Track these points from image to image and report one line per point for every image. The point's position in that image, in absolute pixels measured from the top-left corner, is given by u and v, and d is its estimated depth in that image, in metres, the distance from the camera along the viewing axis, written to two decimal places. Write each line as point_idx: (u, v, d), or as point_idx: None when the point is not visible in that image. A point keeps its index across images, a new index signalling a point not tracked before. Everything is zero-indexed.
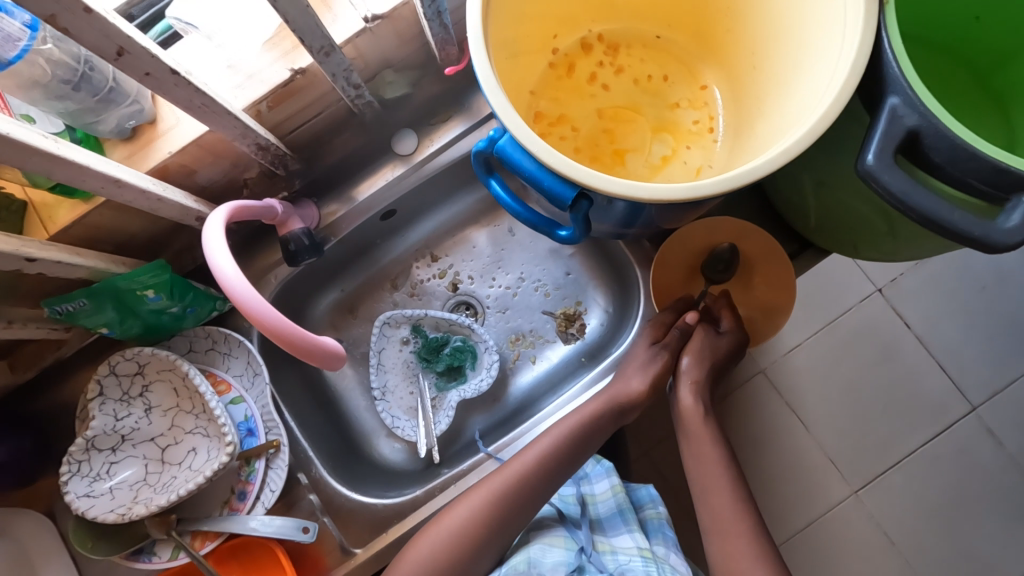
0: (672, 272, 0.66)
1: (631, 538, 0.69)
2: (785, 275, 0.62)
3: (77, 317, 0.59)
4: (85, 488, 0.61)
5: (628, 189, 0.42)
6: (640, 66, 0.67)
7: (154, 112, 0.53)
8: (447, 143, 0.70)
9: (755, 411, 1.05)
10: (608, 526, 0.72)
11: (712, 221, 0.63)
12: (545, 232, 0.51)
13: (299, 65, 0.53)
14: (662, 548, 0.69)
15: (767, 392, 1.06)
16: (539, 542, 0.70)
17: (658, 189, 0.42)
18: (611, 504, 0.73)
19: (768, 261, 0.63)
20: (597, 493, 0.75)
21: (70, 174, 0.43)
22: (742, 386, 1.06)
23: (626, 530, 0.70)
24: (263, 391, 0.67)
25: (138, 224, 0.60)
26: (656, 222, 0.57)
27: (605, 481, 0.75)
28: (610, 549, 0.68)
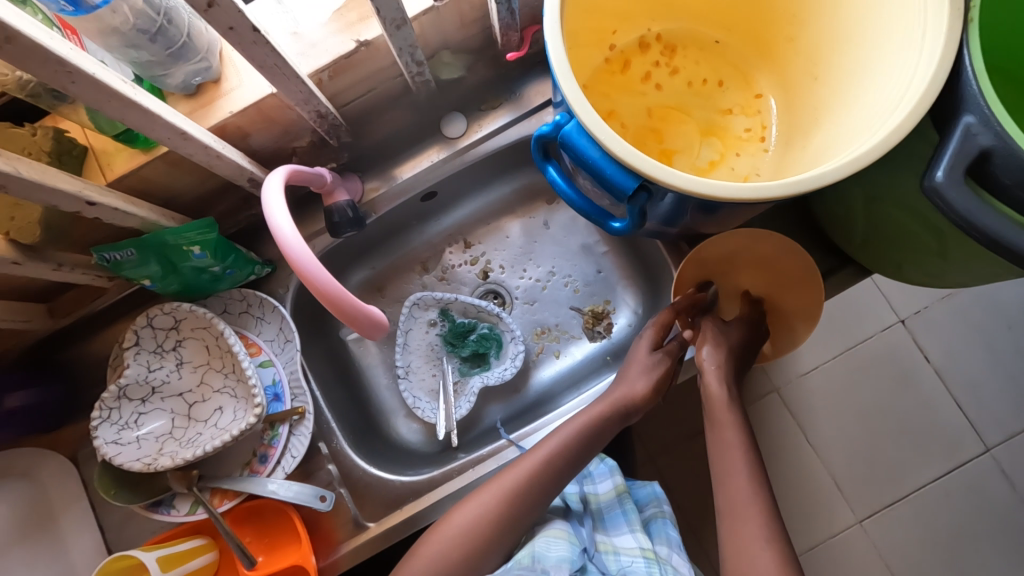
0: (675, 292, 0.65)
1: (633, 538, 0.69)
2: (793, 256, 0.61)
3: (124, 266, 0.60)
4: (114, 435, 0.62)
5: (691, 184, 0.42)
6: (695, 68, 0.67)
7: (219, 71, 0.54)
8: (496, 129, 0.71)
9: (768, 429, 1.04)
10: (611, 526, 0.71)
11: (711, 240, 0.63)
12: (596, 223, 0.51)
13: (365, 37, 0.54)
14: (665, 549, 0.69)
15: (783, 411, 1.05)
16: (544, 534, 0.69)
17: (721, 187, 0.42)
18: (614, 503, 0.72)
19: (769, 253, 0.62)
20: (601, 492, 0.74)
21: (142, 121, 0.44)
22: (758, 402, 1.05)
23: (628, 530, 0.70)
24: (293, 358, 0.68)
25: (190, 180, 0.61)
26: (704, 224, 0.57)
27: (608, 481, 0.74)
28: (612, 549, 0.68)
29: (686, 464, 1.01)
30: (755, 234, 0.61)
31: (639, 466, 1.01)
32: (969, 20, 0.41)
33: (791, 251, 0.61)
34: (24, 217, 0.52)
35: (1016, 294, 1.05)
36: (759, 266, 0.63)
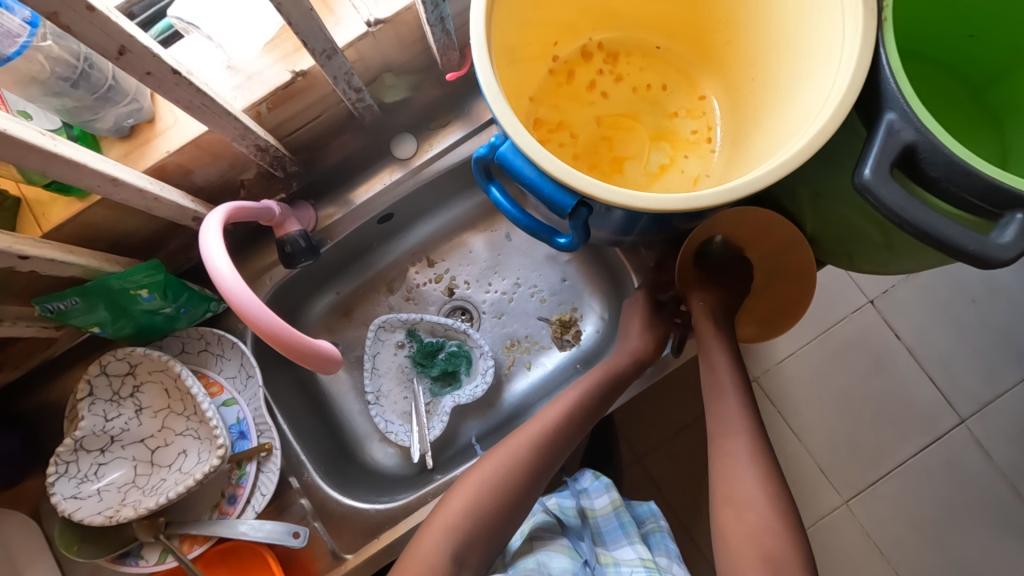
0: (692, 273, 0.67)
1: (633, 550, 0.69)
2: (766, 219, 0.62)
3: (70, 315, 0.58)
4: (73, 489, 0.60)
5: (628, 197, 0.41)
6: (640, 75, 0.68)
7: (153, 111, 0.53)
8: (447, 147, 0.70)
9: None
10: (611, 540, 0.72)
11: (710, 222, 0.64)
12: (544, 238, 0.51)
13: (300, 67, 0.53)
14: (665, 560, 0.69)
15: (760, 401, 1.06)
16: (546, 549, 0.68)
17: (658, 198, 0.42)
18: (612, 520, 0.73)
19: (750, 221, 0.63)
20: (597, 507, 0.75)
21: (67, 171, 0.42)
22: None
23: (627, 543, 0.71)
24: (256, 394, 0.67)
25: (134, 222, 0.59)
26: (652, 228, 0.57)
27: (605, 496, 0.75)
28: (613, 561, 0.68)
29: (671, 462, 1.01)
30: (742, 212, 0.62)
31: (624, 468, 1.01)
32: (885, 19, 0.42)
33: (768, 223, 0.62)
34: None
35: (973, 269, 1.07)
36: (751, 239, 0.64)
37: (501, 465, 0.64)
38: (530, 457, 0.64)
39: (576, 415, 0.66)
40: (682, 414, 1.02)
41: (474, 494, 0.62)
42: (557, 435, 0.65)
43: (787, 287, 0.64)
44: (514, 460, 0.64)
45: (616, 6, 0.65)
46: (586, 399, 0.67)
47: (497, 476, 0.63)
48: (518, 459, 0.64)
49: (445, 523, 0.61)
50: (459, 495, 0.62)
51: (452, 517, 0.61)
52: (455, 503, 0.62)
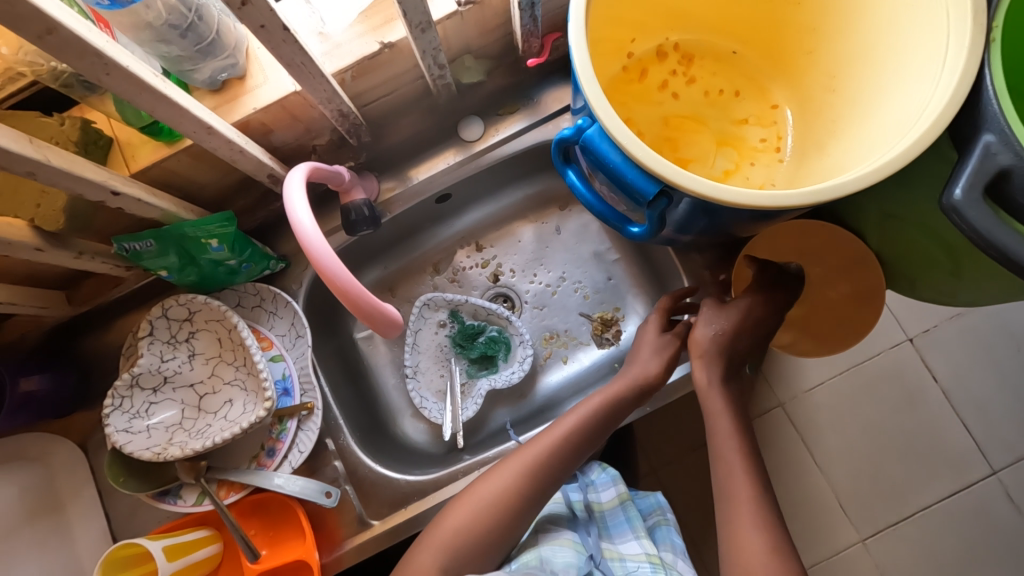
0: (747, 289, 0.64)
1: (638, 544, 0.69)
2: (827, 232, 0.62)
3: (142, 257, 0.60)
4: (125, 423, 0.62)
5: (713, 190, 0.41)
6: (711, 79, 0.68)
7: (245, 68, 0.56)
8: (512, 134, 0.71)
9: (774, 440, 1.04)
10: (616, 533, 0.71)
11: (771, 232, 0.64)
12: (614, 227, 0.51)
13: (389, 39, 0.55)
14: (670, 555, 0.69)
15: (785, 427, 1.04)
16: (550, 542, 0.68)
17: (743, 194, 0.42)
18: (618, 514, 0.73)
19: (813, 234, 0.63)
20: (604, 501, 0.74)
21: (171, 114, 0.44)
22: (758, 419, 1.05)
23: (633, 537, 0.70)
24: (304, 353, 0.69)
25: (210, 174, 0.62)
26: (716, 229, 0.57)
27: (611, 489, 0.75)
28: (617, 556, 0.68)
29: (688, 476, 1.00)
30: (807, 224, 0.63)
31: (640, 477, 1.01)
32: (993, 39, 0.42)
33: (829, 232, 0.62)
34: (50, 205, 0.53)
35: None
36: (820, 253, 0.63)
37: (506, 481, 0.62)
38: (539, 468, 0.63)
39: (600, 414, 0.64)
40: None
41: (480, 507, 0.62)
42: (579, 438, 0.63)
43: (846, 309, 0.62)
44: (517, 480, 0.62)
45: (696, 8, 0.65)
46: (613, 398, 0.64)
47: (502, 488, 0.62)
48: (525, 467, 0.62)
49: (453, 525, 0.62)
50: (470, 500, 0.62)
51: (459, 524, 0.61)
52: (458, 515, 0.62)
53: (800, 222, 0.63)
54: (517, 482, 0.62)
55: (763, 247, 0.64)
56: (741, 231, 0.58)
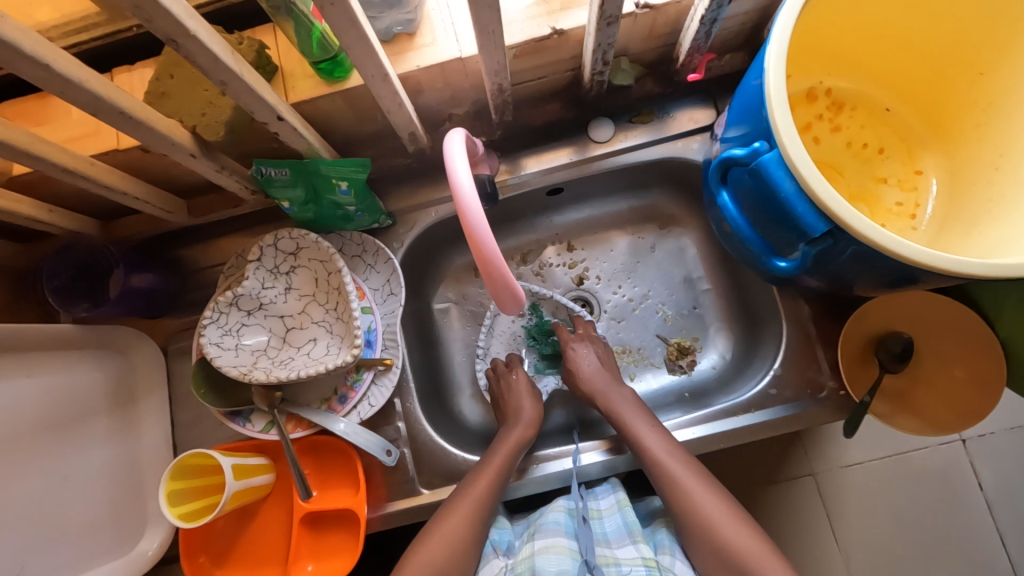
0: (852, 347, 0.63)
1: (634, 548, 0.62)
2: (947, 309, 0.62)
3: (273, 184, 0.61)
4: (218, 337, 0.64)
5: (891, 242, 0.40)
6: (858, 131, 0.66)
7: (417, 26, 0.57)
8: (639, 145, 0.71)
9: (798, 512, 0.99)
10: (613, 538, 0.64)
11: (890, 297, 0.63)
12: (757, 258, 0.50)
13: (562, 25, 0.55)
14: (666, 559, 0.62)
15: (808, 497, 0.99)
16: (543, 545, 0.62)
17: (921, 252, 0.40)
18: (615, 516, 0.66)
19: (931, 310, 0.62)
20: (602, 508, 0.67)
21: (361, 54, 0.46)
22: (786, 481, 0.99)
23: (630, 541, 0.63)
24: (393, 311, 0.70)
25: (353, 119, 0.63)
26: (844, 281, 0.55)
27: (610, 496, 0.68)
28: (612, 561, 0.61)
29: None
30: (930, 298, 0.62)
31: None
32: None
33: (949, 311, 0.62)
34: (213, 116, 0.53)
35: None
36: (933, 330, 0.62)
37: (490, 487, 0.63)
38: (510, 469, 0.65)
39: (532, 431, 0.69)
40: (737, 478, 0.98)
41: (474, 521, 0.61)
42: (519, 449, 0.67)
43: (952, 392, 0.60)
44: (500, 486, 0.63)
45: (865, 58, 0.63)
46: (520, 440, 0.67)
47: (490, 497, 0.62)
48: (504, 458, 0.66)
49: (448, 538, 0.60)
50: (469, 502, 0.62)
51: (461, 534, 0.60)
52: (457, 520, 0.61)
53: (924, 294, 0.62)
54: (496, 481, 0.64)
55: (877, 311, 0.63)
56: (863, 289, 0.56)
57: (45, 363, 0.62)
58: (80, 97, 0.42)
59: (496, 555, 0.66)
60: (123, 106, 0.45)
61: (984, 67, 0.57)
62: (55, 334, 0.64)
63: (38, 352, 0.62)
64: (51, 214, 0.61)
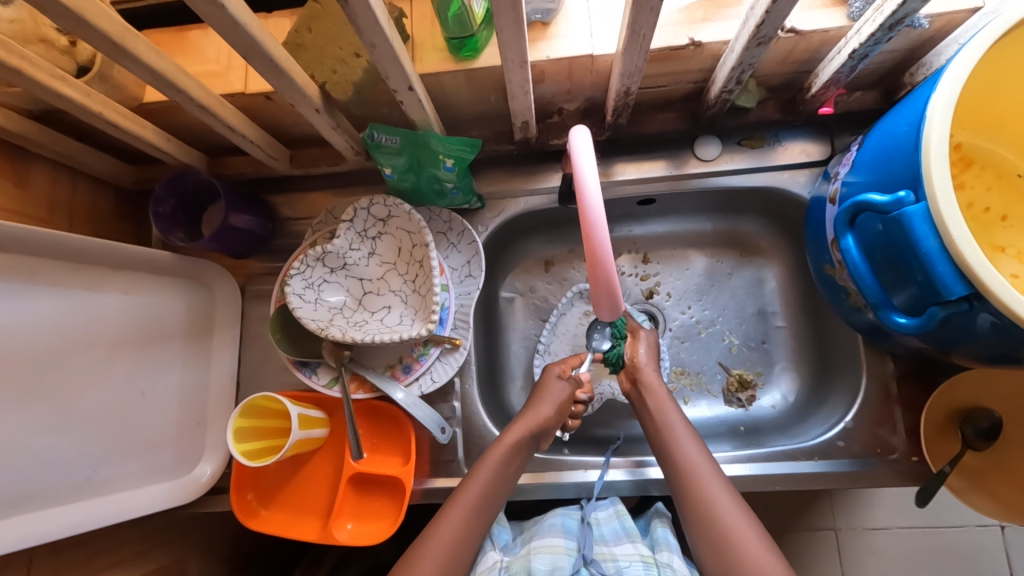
0: (933, 418, 0.61)
1: (632, 546, 0.64)
2: None
3: (380, 150, 0.62)
4: (301, 288, 0.65)
5: None
6: (983, 194, 0.63)
7: (554, 17, 0.56)
8: (742, 169, 0.70)
9: (815, 566, 0.95)
10: (610, 537, 0.65)
11: (991, 371, 0.60)
12: (871, 308, 0.49)
13: (702, 37, 0.54)
14: (665, 554, 0.63)
15: (828, 552, 0.96)
16: (540, 548, 0.63)
17: None
18: (613, 521, 0.67)
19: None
20: (600, 515, 0.68)
21: (511, 38, 0.46)
22: (809, 532, 0.96)
23: (627, 541, 0.65)
24: (468, 293, 0.70)
25: (466, 98, 0.64)
26: (952, 351, 0.53)
27: (608, 507, 0.68)
28: (610, 557, 0.63)
29: None
30: None
31: None
32: None
33: None
34: (343, 75, 0.55)
35: None
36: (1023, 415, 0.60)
37: (485, 480, 0.59)
38: (507, 474, 0.60)
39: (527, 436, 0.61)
40: (761, 519, 0.96)
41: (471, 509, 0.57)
42: (512, 454, 0.60)
43: None
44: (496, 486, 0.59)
45: (1006, 120, 0.60)
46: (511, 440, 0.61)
47: (487, 490, 0.59)
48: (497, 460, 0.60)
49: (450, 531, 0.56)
50: (461, 503, 0.58)
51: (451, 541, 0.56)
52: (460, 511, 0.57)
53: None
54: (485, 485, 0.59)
55: (971, 382, 0.61)
56: (963, 359, 0.54)
57: (139, 284, 0.64)
58: (240, 40, 0.43)
59: (492, 548, 0.67)
60: (272, 54, 0.46)
61: None
62: (152, 257, 0.66)
63: (133, 272, 0.64)
64: (168, 143, 0.63)
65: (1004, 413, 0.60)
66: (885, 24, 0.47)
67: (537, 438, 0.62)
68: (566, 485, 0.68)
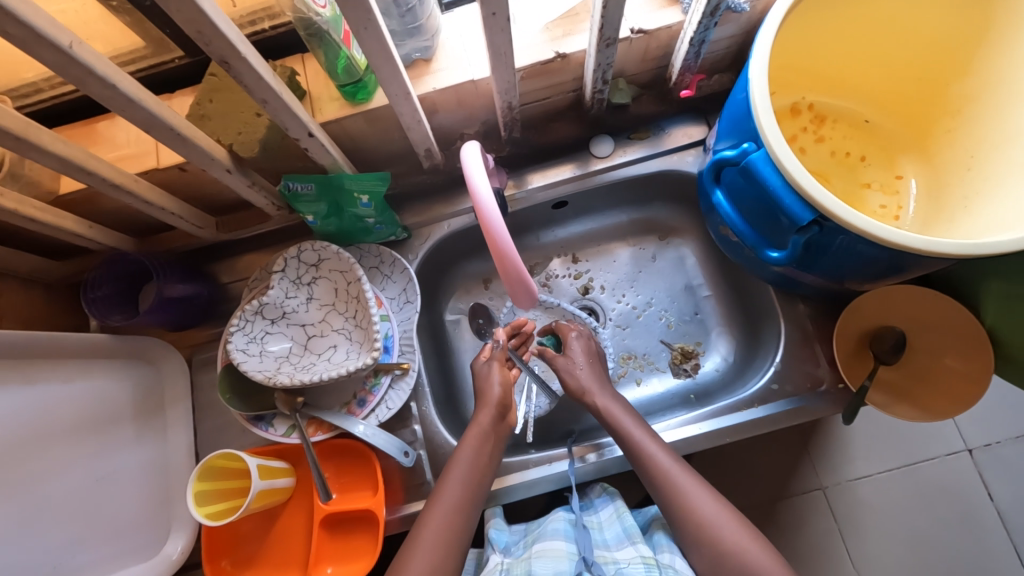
0: (845, 344, 0.66)
1: (634, 548, 0.62)
2: (938, 303, 0.64)
3: (299, 199, 0.66)
4: (244, 343, 0.67)
5: (870, 227, 0.46)
6: (842, 141, 0.71)
7: (434, 53, 0.63)
8: (638, 159, 0.76)
9: (810, 526, 0.97)
10: (612, 542, 0.64)
11: (887, 290, 0.66)
12: (751, 249, 0.56)
13: (566, 49, 0.61)
14: (667, 556, 0.61)
15: (821, 511, 0.98)
16: (541, 553, 0.62)
17: (898, 235, 0.46)
18: (614, 524, 0.67)
19: (921, 302, 0.65)
20: (602, 518, 0.68)
21: (388, 74, 0.51)
22: (797, 495, 0.99)
23: (629, 543, 0.63)
24: (409, 318, 0.73)
25: (373, 139, 0.69)
26: (852, 278, 0.58)
27: (609, 508, 0.69)
28: (611, 559, 0.61)
29: None
30: (920, 291, 0.65)
31: None
32: None
33: (937, 300, 0.65)
34: (249, 135, 0.59)
35: None
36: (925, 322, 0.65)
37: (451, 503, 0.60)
38: (465, 510, 0.60)
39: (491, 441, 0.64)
40: (746, 493, 0.99)
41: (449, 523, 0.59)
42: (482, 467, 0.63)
43: (948, 380, 0.63)
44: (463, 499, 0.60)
45: (846, 72, 0.68)
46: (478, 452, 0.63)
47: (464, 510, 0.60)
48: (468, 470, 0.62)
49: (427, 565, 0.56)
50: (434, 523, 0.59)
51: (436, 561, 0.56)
52: (426, 555, 0.56)
53: (912, 288, 0.65)
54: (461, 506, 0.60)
55: (871, 304, 0.67)
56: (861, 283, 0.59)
57: (80, 372, 0.65)
58: (138, 116, 0.47)
59: (494, 553, 0.67)
60: (173, 125, 0.50)
61: (951, 75, 0.61)
62: (90, 343, 0.67)
63: (73, 361, 0.65)
64: (90, 230, 0.65)
65: (906, 324, 0.66)
66: (706, 12, 0.55)
67: (500, 416, 0.66)
68: (537, 482, 0.70)
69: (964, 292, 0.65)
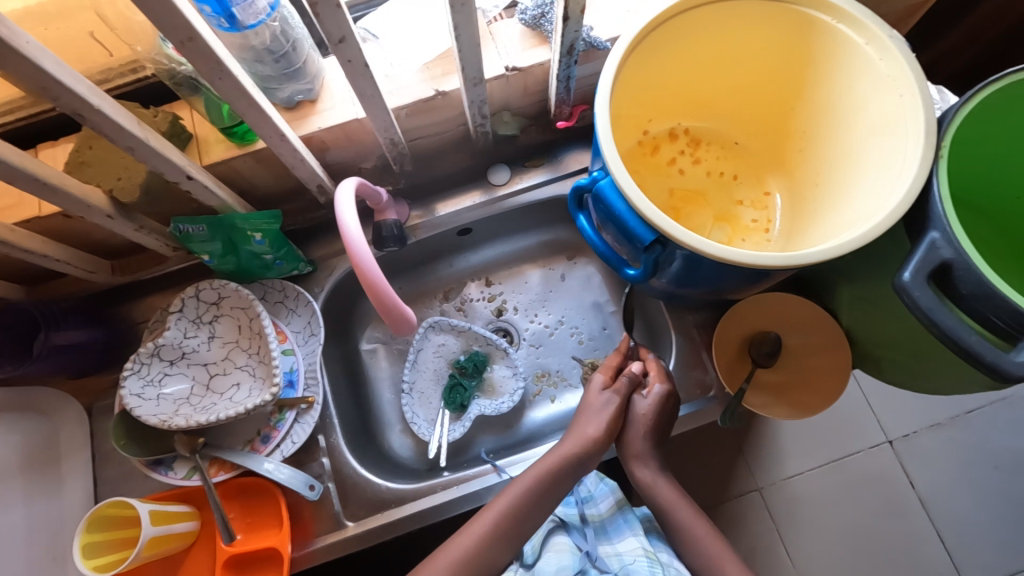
0: (726, 349, 0.70)
1: (635, 540, 0.64)
2: (805, 308, 0.70)
3: (191, 240, 0.66)
4: (139, 388, 0.66)
5: (699, 244, 0.50)
6: (716, 163, 0.76)
7: (318, 94, 0.65)
8: (535, 185, 0.80)
9: (744, 529, 1.01)
10: (613, 534, 0.66)
11: (761, 298, 0.71)
12: (613, 267, 0.60)
13: (445, 87, 0.64)
14: (664, 555, 0.65)
15: (757, 511, 1.01)
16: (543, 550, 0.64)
17: (724, 249, 0.50)
18: (615, 517, 0.68)
19: (790, 306, 0.71)
20: (603, 510, 0.70)
21: (256, 118, 0.53)
22: (732, 499, 1.02)
23: (630, 535, 0.65)
24: (313, 351, 0.74)
25: (268, 177, 0.71)
26: (721, 288, 0.62)
27: (609, 499, 0.70)
28: (614, 552, 0.64)
29: None
30: (786, 296, 0.70)
31: None
32: (939, 159, 0.51)
33: (802, 306, 0.70)
34: (129, 180, 0.59)
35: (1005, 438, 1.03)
36: (796, 325, 0.71)
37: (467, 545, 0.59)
38: (493, 543, 0.59)
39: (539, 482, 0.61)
40: None
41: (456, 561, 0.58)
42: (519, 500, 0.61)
43: (817, 378, 0.68)
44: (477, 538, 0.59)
45: (711, 101, 0.73)
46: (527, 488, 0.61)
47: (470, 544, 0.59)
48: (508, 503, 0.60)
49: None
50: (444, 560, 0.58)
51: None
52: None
53: (781, 295, 0.71)
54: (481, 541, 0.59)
55: (750, 311, 0.71)
56: (732, 293, 0.63)
57: None
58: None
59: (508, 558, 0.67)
60: (39, 174, 0.50)
61: (795, 101, 0.68)
62: None
63: None
64: None
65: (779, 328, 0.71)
66: (563, 52, 0.60)
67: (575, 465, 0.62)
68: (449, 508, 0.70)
69: (825, 297, 0.71)
